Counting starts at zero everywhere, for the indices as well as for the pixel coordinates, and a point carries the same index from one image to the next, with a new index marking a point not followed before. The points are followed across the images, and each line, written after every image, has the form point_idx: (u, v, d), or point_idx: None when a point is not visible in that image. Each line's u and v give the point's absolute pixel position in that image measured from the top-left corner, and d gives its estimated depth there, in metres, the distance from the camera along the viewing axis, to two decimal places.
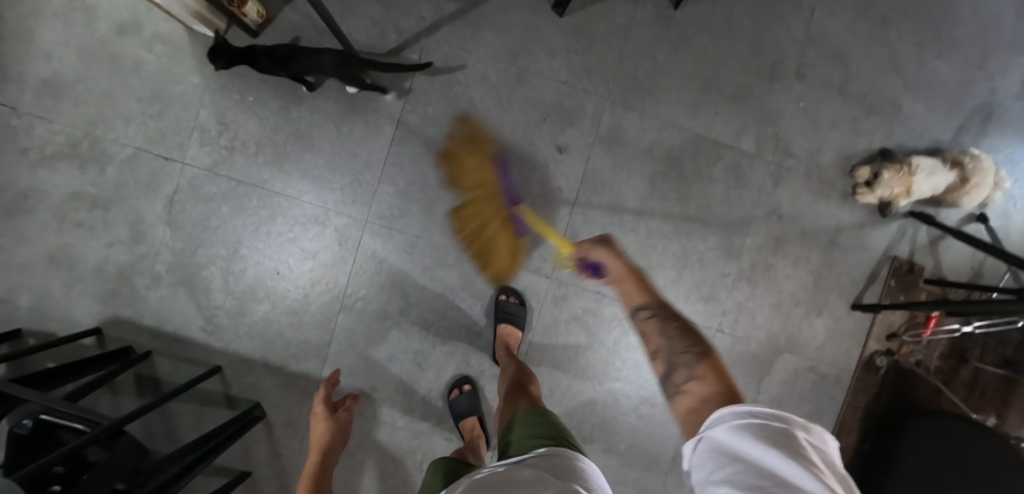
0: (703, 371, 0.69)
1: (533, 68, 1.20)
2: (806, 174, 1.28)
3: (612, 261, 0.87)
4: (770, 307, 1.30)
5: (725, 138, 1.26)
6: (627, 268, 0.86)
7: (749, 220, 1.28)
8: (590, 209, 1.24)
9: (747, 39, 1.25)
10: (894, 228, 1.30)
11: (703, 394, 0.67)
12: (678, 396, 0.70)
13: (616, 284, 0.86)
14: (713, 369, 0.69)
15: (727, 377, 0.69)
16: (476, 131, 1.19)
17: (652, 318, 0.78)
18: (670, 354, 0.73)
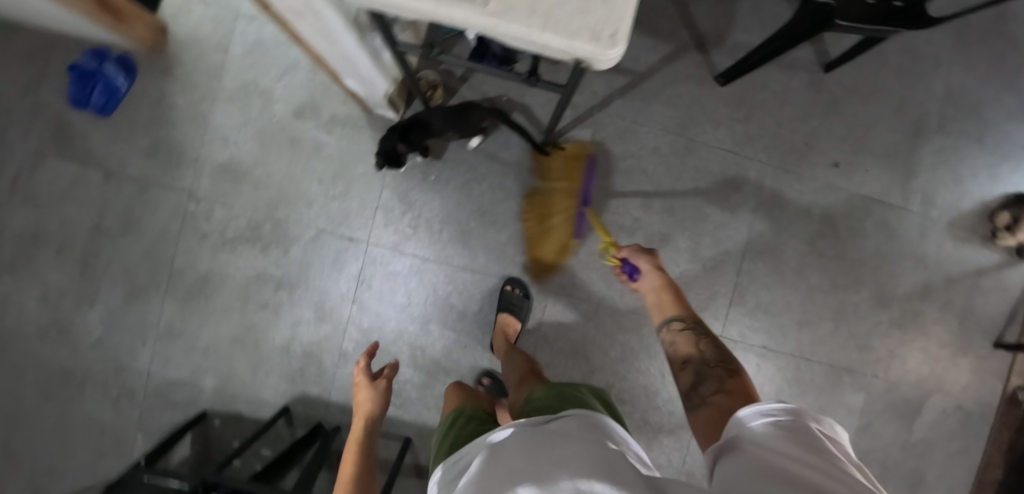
0: (730, 388, 0.81)
1: (699, 136, 1.25)
2: (948, 223, 1.35)
3: (651, 273, 1.05)
4: (921, 352, 1.35)
5: (876, 193, 1.32)
6: (664, 282, 1.04)
7: (900, 269, 1.33)
8: (755, 268, 1.28)
9: (890, 100, 1.32)
10: None
11: (728, 405, 0.78)
12: (701, 407, 0.81)
13: (651, 294, 1.03)
14: (739, 383, 0.81)
15: (751, 393, 0.80)
16: (649, 197, 1.24)
17: (689, 337, 0.93)
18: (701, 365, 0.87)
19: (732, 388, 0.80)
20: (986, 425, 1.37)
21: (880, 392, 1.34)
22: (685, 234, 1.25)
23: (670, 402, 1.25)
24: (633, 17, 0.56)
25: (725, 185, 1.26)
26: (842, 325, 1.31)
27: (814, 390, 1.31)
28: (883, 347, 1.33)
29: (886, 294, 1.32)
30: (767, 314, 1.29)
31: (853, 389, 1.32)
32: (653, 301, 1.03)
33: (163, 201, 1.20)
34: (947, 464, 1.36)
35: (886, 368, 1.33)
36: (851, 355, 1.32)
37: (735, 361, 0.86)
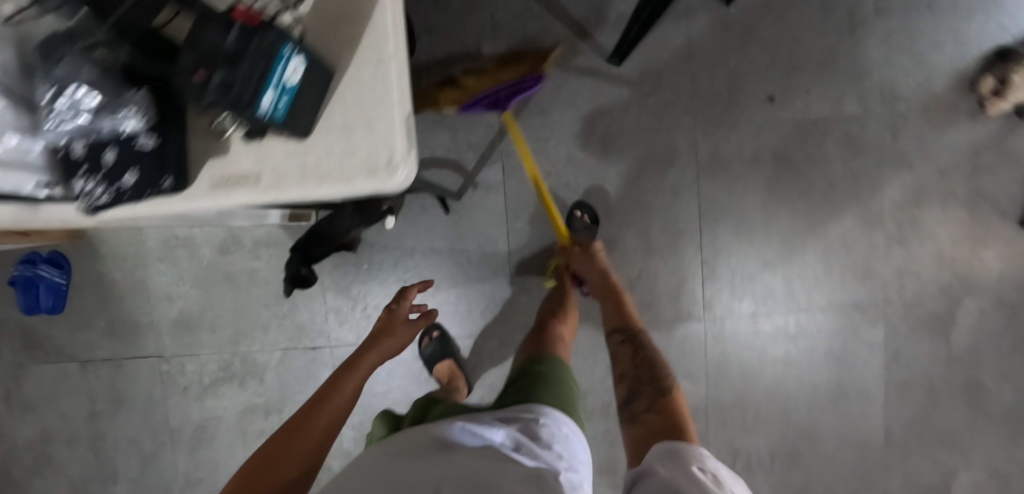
0: (660, 408, 0.81)
1: (611, 126, 1.17)
2: (922, 110, 1.18)
3: (598, 270, 1.07)
4: (934, 259, 1.20)
5: (827, 113, 1.18)
6: (611, 284, 1.05)
7: (881, 181, 1.19)
8: (717, 238, 1.19)
9: (814, 2, 1.16)
10: None
11: (657, 426, 0.77)
12: (633, 424, 0.81)
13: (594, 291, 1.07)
14: (672, 404, 0.82)
15: (681, 415, 0.79)
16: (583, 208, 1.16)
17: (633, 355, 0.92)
18: (637, 380, 0.88)
19: (663, 407, 0.81)
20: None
21: (901, 316, 1.21)
22: (631, 231, 1.18)
23: None
24: (403, 142, 0.56)
25: (657, 165, 1.17)
26: (836, 262, 1.20)
27: (826, 338, 1.21)
28: (889, 269, 1.20)
29: (874, 213, 1.19)
30: (748, 279, 1.20)
31: (870, 324, 1.21)
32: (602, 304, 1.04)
33: (140, 370, 1.27)
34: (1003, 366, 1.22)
35: (898, 288, 1.21)
36: (855, 289, 1.20)
37: (668, 375, 0.88)
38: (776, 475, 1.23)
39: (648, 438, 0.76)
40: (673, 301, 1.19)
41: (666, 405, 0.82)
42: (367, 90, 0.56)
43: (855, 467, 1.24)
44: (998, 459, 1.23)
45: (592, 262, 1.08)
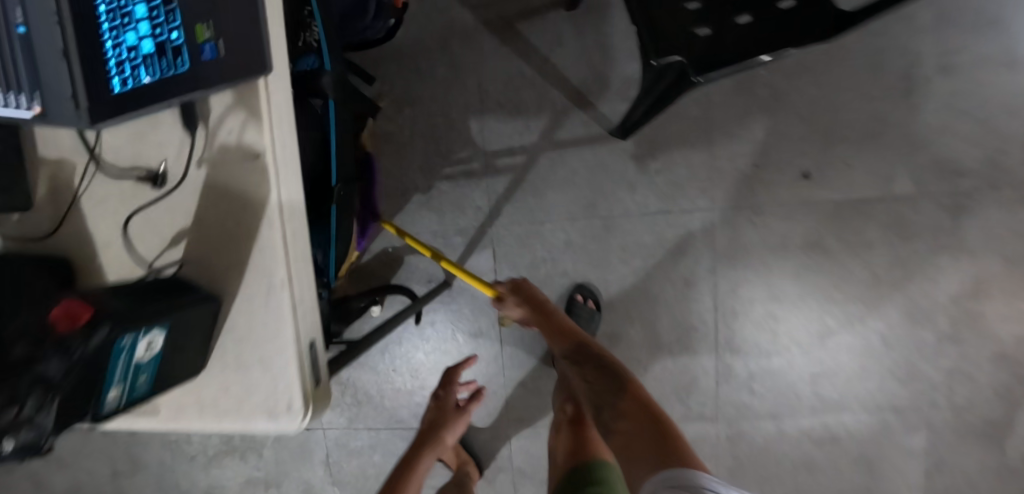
0: (629, 406, 0.70)
1: (614, 207, 1.04)
2: (994, 188, 0.99)
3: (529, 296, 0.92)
4: (999, 361, 1.03)
5: (869, 191, 1.02)
6: (541, 307, 0.91)
7: (936, 270, 1.02)
8: (734, 332, 1.06)
9: (856, 63, 1.00)
10: None
11: (632, 429, 0.67)
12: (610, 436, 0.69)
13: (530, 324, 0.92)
14: (641, 396, 0.72)
15: (654, 407, 0.70)
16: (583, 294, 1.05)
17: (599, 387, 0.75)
18: (596, 393, 0.75)
19: (631, 407, 0.70)
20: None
21: (953, 423, 1.05)
22: (634, 322, 1.07)
23: None
24: (300, 386, 0.49)
25: (667, 252, 1.04)
26: (875, 360, 1.04)
27: (862, 445, 1.06)
28: (940, 370, 1.04)
29: (925, 305, 1.03)
30: (770, 377, 1.06)
31: (914, 430, 1.05)
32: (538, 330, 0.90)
33: (151, 437, 1.31)
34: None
35: (952, 392, 1.04)
36: (896, 392, 1.05)
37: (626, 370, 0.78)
38: None
39: (631, 446, 0.65)
40: (681, 400, 1.08)
41: (640, 427, 0.67)
42: (257, 324, 0.49)
43: None
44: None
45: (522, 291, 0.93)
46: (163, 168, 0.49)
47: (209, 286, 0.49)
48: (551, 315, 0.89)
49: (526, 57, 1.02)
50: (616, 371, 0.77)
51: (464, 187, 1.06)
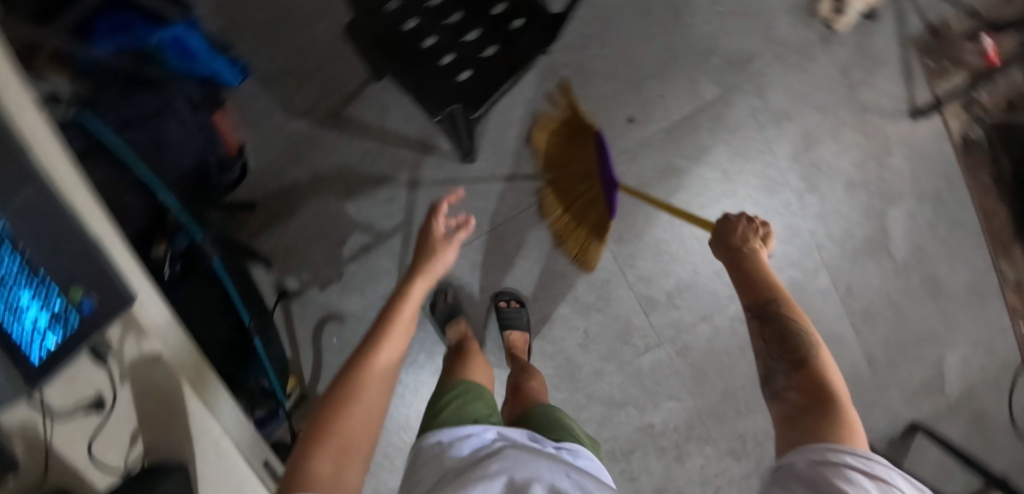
0: (802, 381, 0.59)
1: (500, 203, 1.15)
2: (777, 62, 1.19)
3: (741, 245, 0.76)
4: (846, 188, 1.23)
5: (688, 107, 1.18)
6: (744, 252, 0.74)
7: (768, 141, 1.20)
8: (641, 266, 1.21)
9: (628, 16, 1.18)
10: (886, 28, 1.22)
11: (802, 407, 0.56)
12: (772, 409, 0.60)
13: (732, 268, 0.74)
14: (815, 369, 0.60)
15: (833, 387, 0.57)
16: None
17: (758, 321, 0.66)
18: (766, 359, 0.64)
19: (809, 383, 0.58)
20: (959, 189, 1.26)
21: (838, 252, 1.24)
22: (561, 301, 1.20)
23: (667, 422, 1.27)
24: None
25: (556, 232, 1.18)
26: None
27: None
28: (811, 217, 1.22)
29: (774, 174, 1.20)
30: (687, 290, 1.22)
31: (818, 273, 1.24)
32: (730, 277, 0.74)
33: None
34: (945, 251, 1.28)
35: (825, 229, 1.23)
36: (787, 251, 1.22)
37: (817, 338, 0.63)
38: None
39: (793, 423, 0.55)
40: (627, 342, 1.22)
41: (813, 419, 0.54)
42: (216, 468, 0.63)
43: (854, 398, 1.31)
44: (974, 329, 1.32)
45: (727, 244, 0.77)
46: (99, 396, 0.61)
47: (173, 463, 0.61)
48: (751, 263, 0.72)
49: (370, 135, 1.17)
50: (804, 328, 0.63)
51: (369, 261, 1.16)
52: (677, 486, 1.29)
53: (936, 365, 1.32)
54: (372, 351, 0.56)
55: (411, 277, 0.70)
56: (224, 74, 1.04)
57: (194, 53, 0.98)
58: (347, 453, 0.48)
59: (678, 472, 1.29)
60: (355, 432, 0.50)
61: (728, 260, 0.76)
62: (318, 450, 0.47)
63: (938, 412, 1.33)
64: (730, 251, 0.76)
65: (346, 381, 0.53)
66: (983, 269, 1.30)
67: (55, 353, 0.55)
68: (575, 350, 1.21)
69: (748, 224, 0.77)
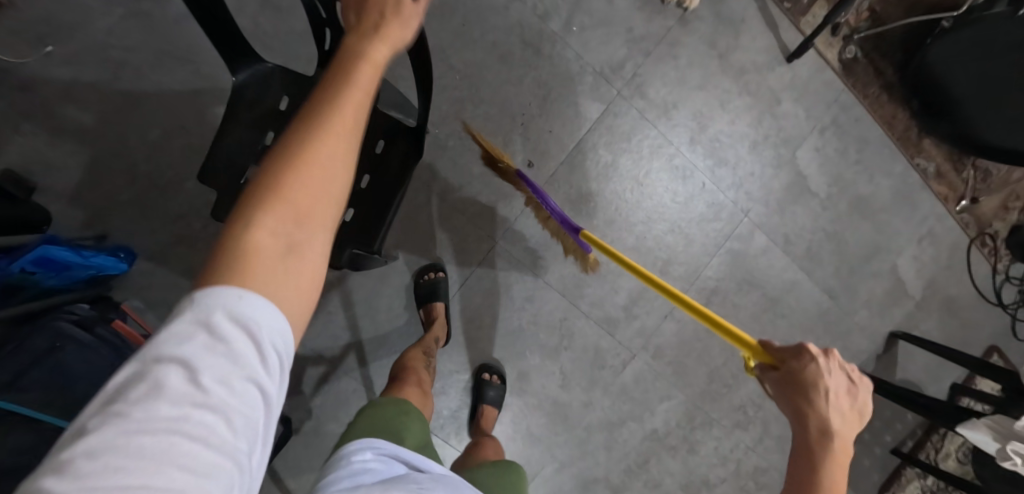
0: None
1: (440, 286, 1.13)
2: (646, 57, 1.21)
3: (817, 415, 0.52)
4: (753, 148, 1.25)
5: (579, 130, 1.19)
6: (820, 438, 0.51)
7: (665, 134, 1.22)
8: (590, 293, 1.22)
9: (491, 64, 1.17)
10: None
11: None
12: None
13: (800, 442, 0.52)
14: None
15: None
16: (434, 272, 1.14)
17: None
18: None
19: None
20: (855, 109, 1.30)
21: (766, 208, 1.27)
22: (530, 353, 1.21)
23: (669, 422, 1.30)
24: None
25: (498, 292, 1.19)
26: (690, 222, 1.24)
27: (730, 273, 1.27)
28: (729, 187, 1.25)
29: (681, 162, 1.23)
30: (640, 298, 1.24)
31: (754, 235, 1.27)
32: (793, 460, 0.53)
33: None
34: (863, 170, 1.32)
35: (747, 193, 1.26)
36: (718, 227, 1.25)
37: None
38: None
39: None
40: (604, 366, 1.25)
41: None
42: None
43: (830, 333, 1.35)
44: (914, 228, 1.37)
45: (802, 403, 0.53)
46: None
47: None
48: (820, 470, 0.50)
49: None
50: None
51: (334, 387, 1.15)
52: (699, 474, 1.33)
53: (892, 274, 1.37)
54: (321, 124, 0.47)
55: (376, 33, 0.53)
56: (108, 267, 1.06)
57: (64, 263, 1.00)
58: (296, 231, 0.43)
59: (695, 460, 1.32)
60: (308, 201, 0.44)
61: (792, 421, 0.54)
62: (268, 221, 0.42)
63: (910, 315, 1.38)
64: (795, 411, 0.54)
65: (290, 157, 0.45)
66: (902, 172, 1.34)
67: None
68: (558, 392, 1.23)
69: (833, 391, 0.53)
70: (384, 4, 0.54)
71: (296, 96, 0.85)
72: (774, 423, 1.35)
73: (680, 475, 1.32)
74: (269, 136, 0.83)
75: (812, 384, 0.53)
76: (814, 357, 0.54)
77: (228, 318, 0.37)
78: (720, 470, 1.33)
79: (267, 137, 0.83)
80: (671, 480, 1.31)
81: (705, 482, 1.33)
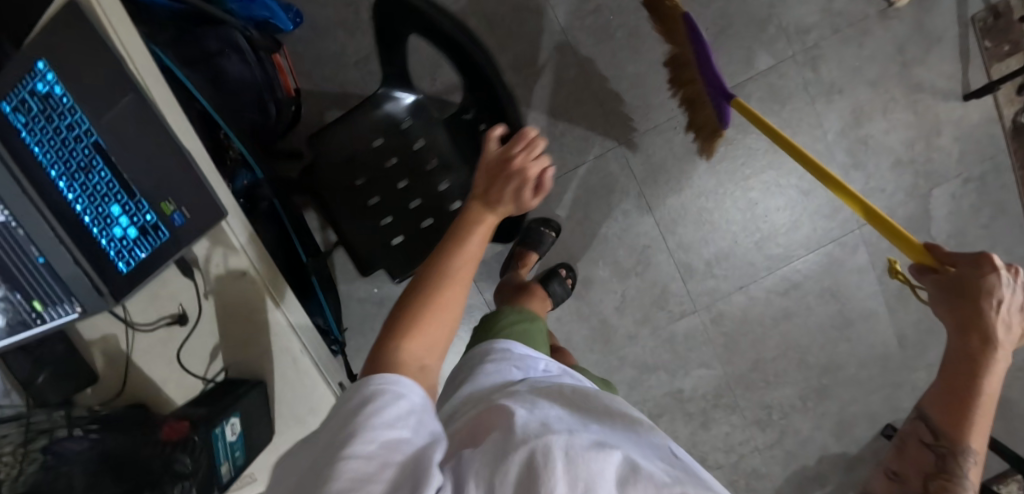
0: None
1: (546, 241, 1.15)
2: (834, 34, 1.19)
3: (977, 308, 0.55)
4: (893, 167, 1.23)
5: (741, 75, 1.17)
6: (978, 335, 0.54)
7: (818, 114, 1.20)
8: (680, 235, 1.21)
9: None
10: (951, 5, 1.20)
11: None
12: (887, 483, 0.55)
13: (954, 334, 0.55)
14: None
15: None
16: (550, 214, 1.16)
17: (925, 445, 0.54)
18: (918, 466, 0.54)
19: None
20: (1006, 175, 1.26)
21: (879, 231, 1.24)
22: (601, 264, 1.21)
23: (696, 389, 1.29)
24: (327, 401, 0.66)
25: (598, 194, 1.19)
26: (802, 209, 1.22)
27: (817, 275, 1.26)
28: (855, 192, 1.23)
29: (821, 148, 1.21)
30: (724, 259, 1.23)
31: (857, 250, 1.25)
32: (950, 343, 0.55)
33: None
34: (987, 236, 1.27)
35: (868, 207, 1.23)
36: (827, 227, 1.24)
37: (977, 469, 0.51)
38: (813, 412, 1.32)
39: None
40: (663, 308, 1.24)
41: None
42: (296, 388, 0.65)
43: (883, 377, 1.31)
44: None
45: (964, 298, 0.57)
46: (182, 310, 0.65)
47: (249, 376, 0.65)
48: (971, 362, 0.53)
49: None
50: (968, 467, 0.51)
51: None
52: (700, 451, 1.32)
53: None
54: (439, 286, 0.46)
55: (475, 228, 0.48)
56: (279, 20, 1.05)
57: None
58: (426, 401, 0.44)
59: (703, 436, 1.31)
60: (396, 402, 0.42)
61: (953, 316, 0.57)
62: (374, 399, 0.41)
63: None
64: (958, 307, 0.57)
65: (411, 327, 0.44)
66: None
67: (145, 260, 0.60)
68: (611, 312, 1.23)
69: (1006, 293, 0.55)
70: (509, 186, 0.47)
71: (416, 181, 0.88)
72: (790, 438, 1.32)
73: (683, 443, 1.31)
74: (386, 220, 0.88)
75: (977, 283, 0.56)
76: (995, 269, 0.55)
77: (403, 388, 0.39)
78: (722, 457, 1.32)
79: (384, 219, 0.88)
80: (672, 445, 1.31)
81: (702, 461, 1.32)
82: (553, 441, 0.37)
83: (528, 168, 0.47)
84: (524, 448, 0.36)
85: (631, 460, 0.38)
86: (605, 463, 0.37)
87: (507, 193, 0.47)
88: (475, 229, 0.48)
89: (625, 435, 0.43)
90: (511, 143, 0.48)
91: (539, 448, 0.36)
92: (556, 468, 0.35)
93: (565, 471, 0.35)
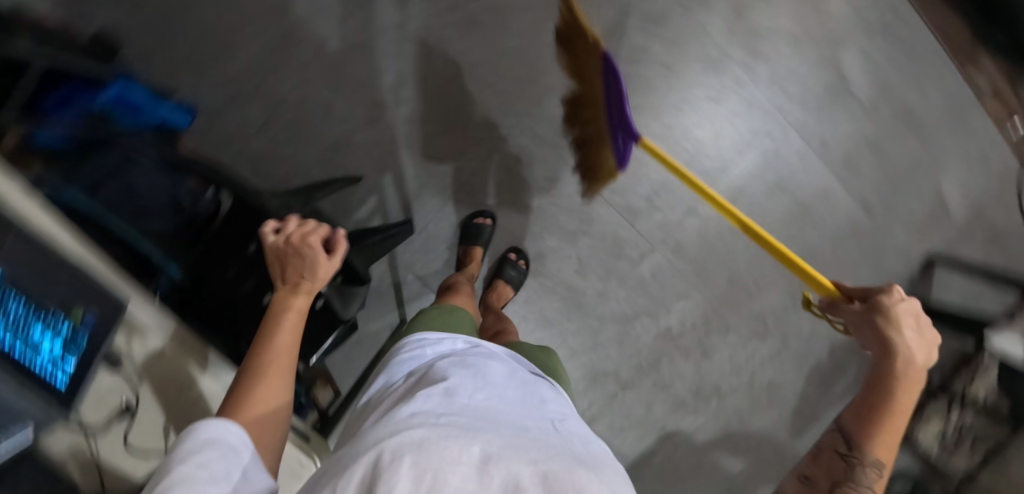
0: None
1: (484, 232, 1.18)
2: None
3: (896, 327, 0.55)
4: (793, 46, 1.23)
5: (615, 13, 1.20)
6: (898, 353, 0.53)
7: (702, 23, 1.21)
8: (613, 182, 1.23)
9: None
10: None
11: None
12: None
13: (877, 350, 0.55)
14: None
15: None
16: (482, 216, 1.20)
17: (837, 453, 0.53)
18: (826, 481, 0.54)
19: None
20: (905, 16, 1.26)
21: (803, 113, 1.24)
22: (548, 235, 1.23)
23: (684, 323, 1.29)
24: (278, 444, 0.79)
25: (521, 172, 1.21)
26: (720, 117, 1.22)
27: (760, 174, 1.25)
28: (765, 83, 1.23)
29: (717, 53, 1.21)
30: (664, 190, 1.24)
31: (788, 136, 1.25)
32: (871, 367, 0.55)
33: None
34: (911, 80, 1.27)
35: (783, 93, 1.23)
36: (751, 125, 1.23)
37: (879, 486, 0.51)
38: (806, 307, 1.31)
39: None
40: (622, 257, 1.25)
41: None
42: None
43: (863, 249, 1.30)
44: (964, 149, 1.30)
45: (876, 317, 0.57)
46: (126, 403, 0.68)
47: None
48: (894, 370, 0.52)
49: (324, 132, 1.21)
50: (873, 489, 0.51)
51: None
52: (711, 381, 1.32)
53: (936, 196, 1.31)
54: (272, 347, 0.60)
55: (290, 299, 0.66)
56: (174, 119, 1.12)
57: (137, 105, 1.07)
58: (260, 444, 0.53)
59: (708, 365, 1.31)
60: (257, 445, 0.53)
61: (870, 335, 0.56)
62: None
63: (952, 242, 1.31)
64: (873, 329, 0.56)
65: (253, 381, 0.57)
66: (953, 88, 1.29)
67: (73, 376, 0.60)
68: (574, 277, 1.24)
69: (917, 315, 0.55)
70: (301, 263, 0.69)
71: None
72: (793, 338, 1.32)
73: (690, 378, 1.31)
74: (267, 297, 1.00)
75: (886, 305, 0.57)
76: (901, 296, 0.57)
77: (226, 428, 0.49)
78: (733, 380, 1.32)
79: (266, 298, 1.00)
80: (681, 382, 1.31)
81: (716, 389, 1.32)
82: (405, 437, 0.46)
83: (310, 243, 0.71)
84: (374, 451, 0.45)
85: (473, 432, 0.48)
86: (458, 450, 0.45)
87: (300, 266, 0.69)
88: (291, 303, 0.65)
89: (483, 408, 0.54)
90: (291, 230, 0.73)
91: (391, 454, 0.44)
92: (404, 467, 0.42)
93: (411, 470, 0.42)
